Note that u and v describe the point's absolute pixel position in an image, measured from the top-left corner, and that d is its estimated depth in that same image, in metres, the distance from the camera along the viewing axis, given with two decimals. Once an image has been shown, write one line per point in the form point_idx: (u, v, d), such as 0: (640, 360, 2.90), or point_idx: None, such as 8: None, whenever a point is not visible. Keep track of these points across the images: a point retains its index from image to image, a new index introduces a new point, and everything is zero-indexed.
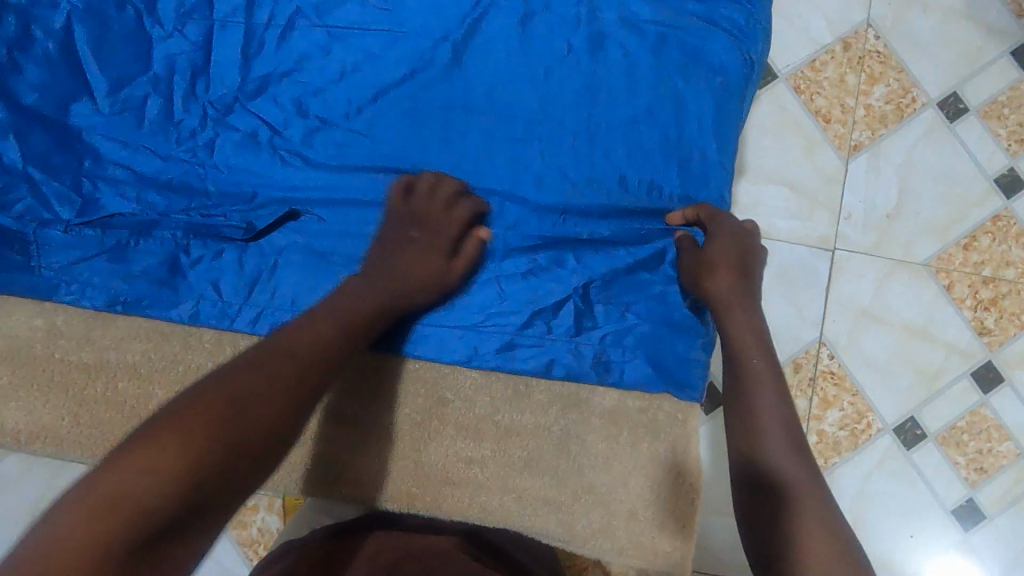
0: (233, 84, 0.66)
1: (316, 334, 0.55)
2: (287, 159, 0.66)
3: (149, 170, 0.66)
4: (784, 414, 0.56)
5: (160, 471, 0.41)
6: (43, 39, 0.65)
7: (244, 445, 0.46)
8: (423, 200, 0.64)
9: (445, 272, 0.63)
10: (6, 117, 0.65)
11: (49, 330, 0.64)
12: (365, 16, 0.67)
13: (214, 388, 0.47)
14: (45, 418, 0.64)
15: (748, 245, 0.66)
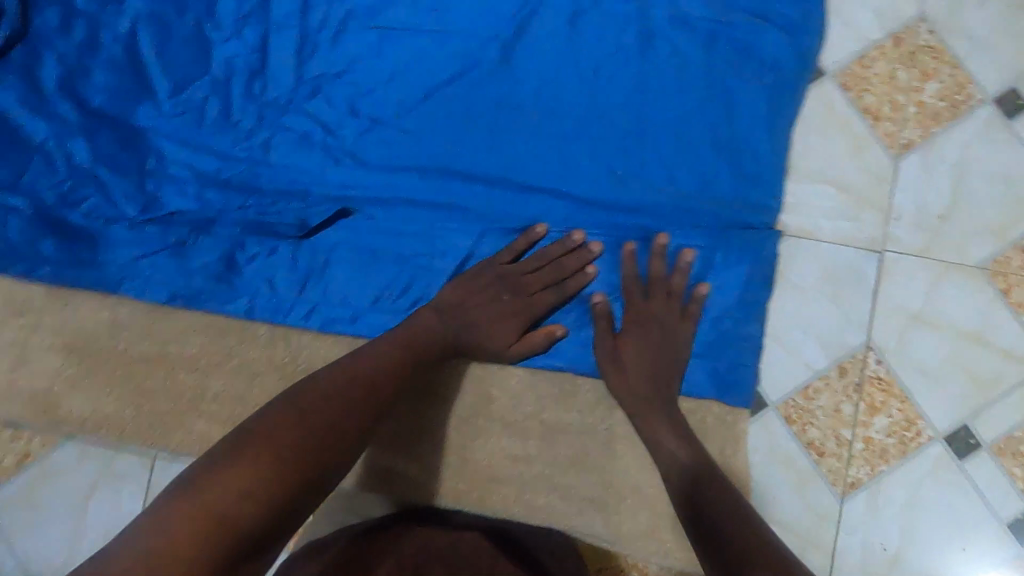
0: (288, 85, 0.68)
1: (388, 365, 0.58)
2: (340, 159, 0.68)
3: (209, 169, 0.68)
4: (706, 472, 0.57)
5: (259, 490, 0.45)
6: (110, 44, 0.69)
7: (327, 465, 0.49)
8: (528, 268, 0.64)
9: (503, 349, 0.64)
10: (77, 118, 0.68)
11: (114, 323, 0.67)
12: (415, 17, 0.68)
13: (303, 405, 0.52)
14: (109, 407, 0.67)
15: (672, 333, 0.63)
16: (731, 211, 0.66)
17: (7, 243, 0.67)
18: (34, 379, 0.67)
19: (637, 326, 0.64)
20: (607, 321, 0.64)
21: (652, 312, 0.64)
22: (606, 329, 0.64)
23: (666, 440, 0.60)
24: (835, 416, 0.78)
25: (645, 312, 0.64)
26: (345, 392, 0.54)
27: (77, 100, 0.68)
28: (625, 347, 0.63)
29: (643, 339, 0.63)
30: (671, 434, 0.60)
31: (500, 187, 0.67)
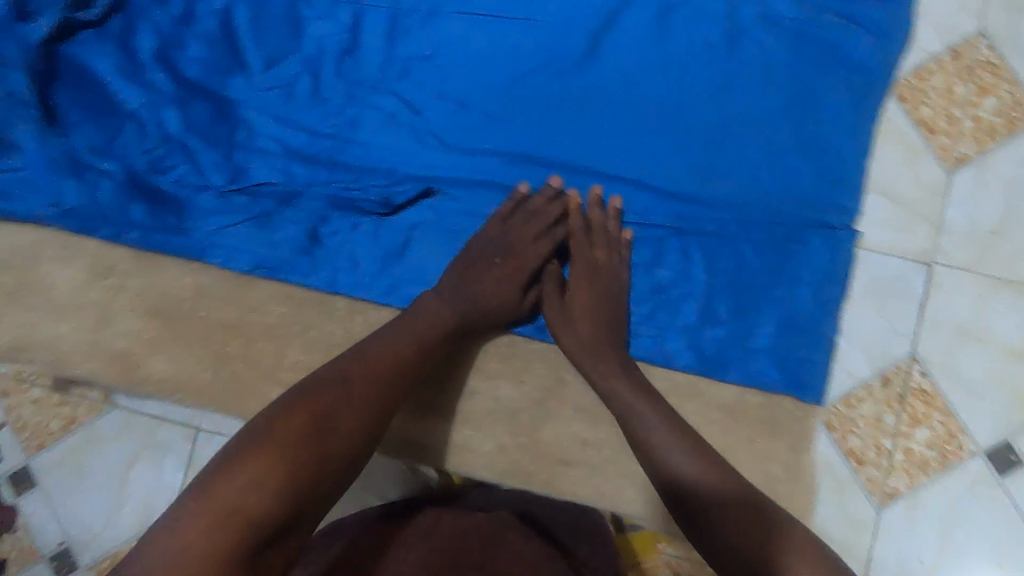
0: (378, 65, 0.69)
1: (394, 353, 0.56)
2: (426, 140, 0.69)
3: (296, 144, 0.69)
4: (700, 464, 0.52)
5: (267, 485, 0.43)
6: (206, 18, 0.70)
7: (332, 452, 0.47)
8: (517, 231, 0.65)
9: (516, 306, 0.64)
10: (171, 88, 0.70)
11: (197, 290, 0.69)
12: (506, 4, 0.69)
13: (308, 394, 0.49)
14: (189, 370, 0.68)
15: (614, 278, 0.64)
16: (811, 210, 0.66)
17: (95, 206, 0.69)
18: (117, 340, 0.69)
19: (580, 269, 0.64)
20: (556, 282, 0.65)
21: (597, 259, 0.64)
22: (555, 289, 0.65)
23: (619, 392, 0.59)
24: (876, 425, 0.76)
25: (591, 260, 0.64)
26: (348, 380, 0.52)
27: (171, 69, 0.70)
28: (576, 295, 0.63)
29: (608, 294, 0.64)
30: (627, 385, 0.59)
31: (582, 175, 0.68)
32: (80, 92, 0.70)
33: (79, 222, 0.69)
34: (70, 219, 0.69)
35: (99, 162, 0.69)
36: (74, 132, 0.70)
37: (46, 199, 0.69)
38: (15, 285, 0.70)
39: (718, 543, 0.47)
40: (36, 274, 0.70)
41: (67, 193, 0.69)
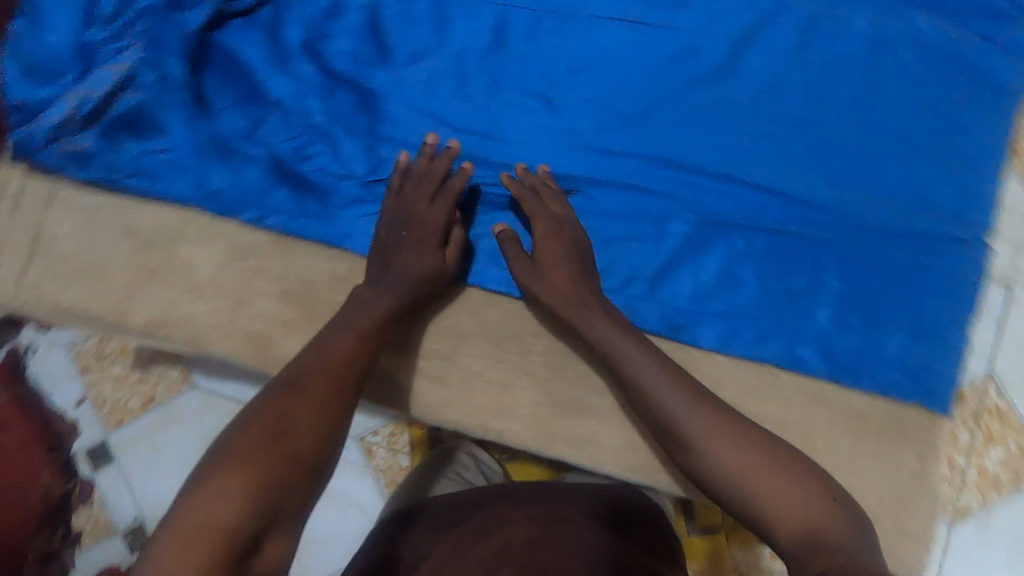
0: (520, 64, 0.71)
1: (332, 347, 0.55)
2: (564, 139, 0.70)
3: (436, 137, 0.71)
4: (681, 403, 0.54)
5: (232, 495, 0.42)
6: (352, 11, 0.73)
7: (297, 448, 0.46)
8: (414, 194, 0.66)
9: (443, 261, 0.66)
10: (317, 78, 0.72)
11: (334, 277, 0.71)
12: (648, 10, 0.71)
13: (267, 406, 0.48)
14: None
15: (578, 232, 0.66)
16: (945, 222, 0.67)
17: (239, 189, 0.71)
18: (255, 321, 0.72)
19: (541, 226, 0.66)
20: (513, 245, 0.67)
21: (557, 213, 0.66)
22: (516, 251, 0.67)
23: (628, 350, 0.59)
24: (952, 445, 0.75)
25: (551, 218, 0.66)
26: (292, 379, 0.51)
27: (315, 60, 0.72)
28: (550, 265, 0.64)
29: (578, 260, 0.65)
30: (612, 330, 0.61)
31: (717, 178, 0.68)
32: (225, 78, 0.72)
33: (221, 204, 0.71)
34: (214, 201, 0.71)
35: (241, 148, 0.71)
36: (218, 116, 0.72)
37: (191, 181, 0.71)
38: (158, 265, 0.73)
39: (725, 481, 0.49)
40: (177, 255, 0.73)
41: (213, 176, 0.71)
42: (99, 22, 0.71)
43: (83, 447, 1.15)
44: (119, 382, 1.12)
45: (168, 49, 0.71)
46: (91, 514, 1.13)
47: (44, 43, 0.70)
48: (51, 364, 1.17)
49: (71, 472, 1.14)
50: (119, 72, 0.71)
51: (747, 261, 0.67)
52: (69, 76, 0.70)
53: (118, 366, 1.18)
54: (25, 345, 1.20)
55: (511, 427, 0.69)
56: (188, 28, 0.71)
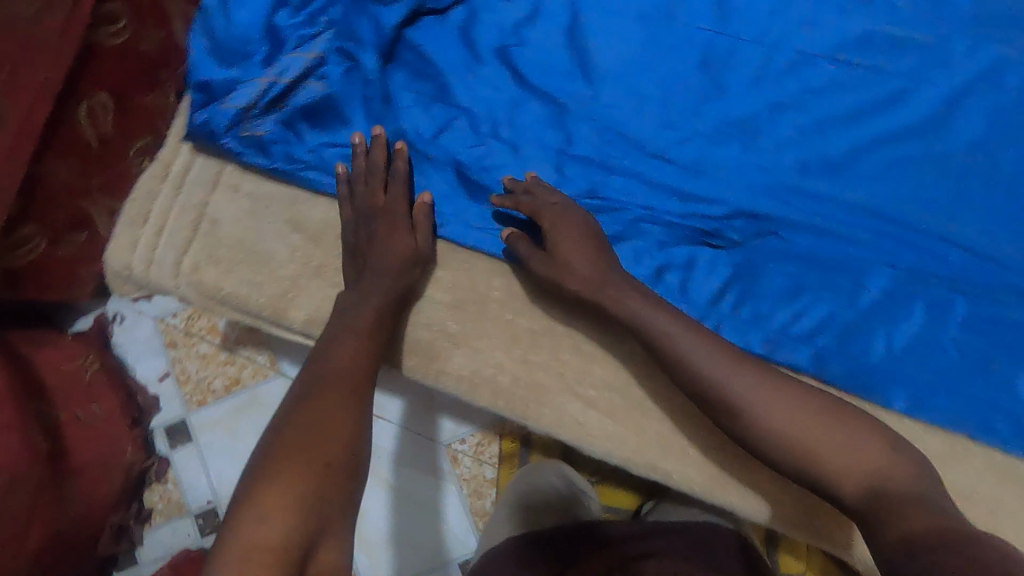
0: (723, 98, 0.73)
1: (347, 356, 0.65)
2: (768, 180, 0.71)
3: (622, 161, 0.73)
4: (728, 371, 0.64)
5: (270, 511, 0.52)
6: (551, 28, 0.76)
7: (324, 453, 0.57)
8: (367, 191, 0.74)
9: (415, 242, 0.73)
10: (512, 88, 0.75)
11: (506, 292, 0.76)
12: (859, 62, 0.74)
13: (284, 429, 0.58)
14: (491, 363, 0.74)
15: (577, 218, 0.70)
16: None
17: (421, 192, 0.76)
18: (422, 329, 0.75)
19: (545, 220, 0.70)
20: (524, 243, 0.72)
21: (561, 205, 0.71)
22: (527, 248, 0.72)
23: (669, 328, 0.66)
24: None
25: (554, 215, 0.70)
26: (316, 393, 0.61)
27: (506, 67, 0.76)
28: (568, 253, 0.69)
29: (595, 246, 0.70)
30: (643, 304, 0.67)
31: (923, 237, 0.70)
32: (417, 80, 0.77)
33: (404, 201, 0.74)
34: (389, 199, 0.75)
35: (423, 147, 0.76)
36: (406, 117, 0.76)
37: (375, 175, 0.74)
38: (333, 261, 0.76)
39: (776, 440, 0.62)
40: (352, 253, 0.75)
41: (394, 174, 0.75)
42: (291, 15, 0.76)
43: (161, 426, 1.20)
44: (205, 360, 1.21)
45: (352, 41, 0.76)
46: (166, 492, 1.19)
47: (240, 27, 0.75)
48: (135, 336, 1.22)
49: (149, 447, 1.18)
50: (307, 63, 0.75)
51: (947, 324, 0.69)
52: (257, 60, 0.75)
53: (200, 346, 1.21)
54: (111, 316, 1.22)
55: (681, 470, 0.72)
56: (380, 28, 0.76)
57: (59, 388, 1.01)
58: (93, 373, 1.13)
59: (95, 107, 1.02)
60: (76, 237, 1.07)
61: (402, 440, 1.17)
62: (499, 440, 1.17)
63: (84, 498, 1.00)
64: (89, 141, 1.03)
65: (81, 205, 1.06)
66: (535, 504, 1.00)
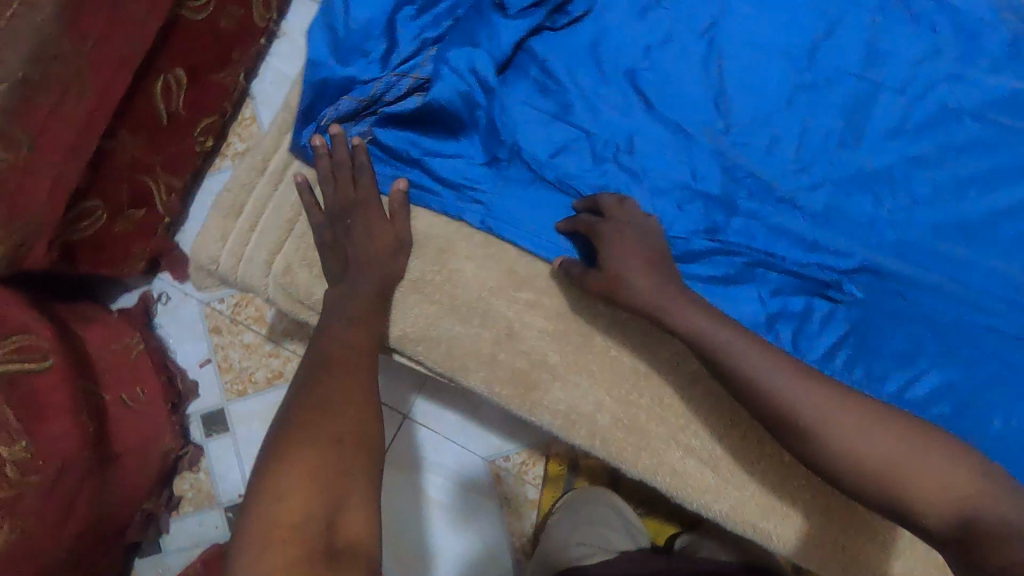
0: (857, 146, 0.72)
1: (347, 339, 0.65)
2: (894, 238, 0.70)
3: (745, 202, 0.71)
4: (787, 381, 0.62)
5: (290, 494, 0.54)
6: (682, 55, 0.74)
7: (336, 434, 0.58)
8: (336, 184, 0.72)
9: (400, 230, 0.72)
10: (639, 113, 0.74)
11: (612, 327, 0.71)
12: (1005, 126, 0.72)
13: (298, 416, 0.59)
14: (589, 404, 0.69)
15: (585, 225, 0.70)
16: None
17: (527, 213, 0.73)
18: (517, 356, 0.71)
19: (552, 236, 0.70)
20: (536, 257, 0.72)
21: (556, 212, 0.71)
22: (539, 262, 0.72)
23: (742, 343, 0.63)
24: None
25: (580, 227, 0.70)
26: (319, 376, 0.62)
27: (632, 90, 0.74)
28: (623, 257, 0.66)
29: (645, 245, 0.67)
30: (700, 314, 0.65)
31: None
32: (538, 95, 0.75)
33: (515, 223, 0.73)
34: (495, 219, 0.73)
35: (537, 170, 0.74)
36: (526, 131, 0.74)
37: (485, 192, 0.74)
38: (433, 274, 0.72)
39: (842, 455, 0.60)
40: (453, 269, 0.72)
41: (505, 193, 0.74)
42: (408, 23, 0.75)
43: (198, 412, 1.16)
44: (248, 350, 1.17)
45: (467, 56, 0.72)
46: (197, 482, 1.15)
47: (357, 26, 0.74)
48: (180, 319, 1.17)
49: (185, 433, 1.14)
50: (418, 75, 0.73)
51: None
52: (368, 64, 0.72)
53: (245, 335, 1.17)
54: (156, 296, 1.17)
55: (776, 528, 0.69)
56: (499, 43, 0.73)
57: (109, 372, 0.98)
58: (138, 356, 1.06)
59: (170, 83, 0.99)
60: (134, 214, 1.04)
61: (445, 451, 1.13)
62: (545, 461, 1.13)
63: (123, 486, 0.97)
64: (158, 117, 0.99)
65: (144, 181, 1.03)
66: (588, 540, 0.99)
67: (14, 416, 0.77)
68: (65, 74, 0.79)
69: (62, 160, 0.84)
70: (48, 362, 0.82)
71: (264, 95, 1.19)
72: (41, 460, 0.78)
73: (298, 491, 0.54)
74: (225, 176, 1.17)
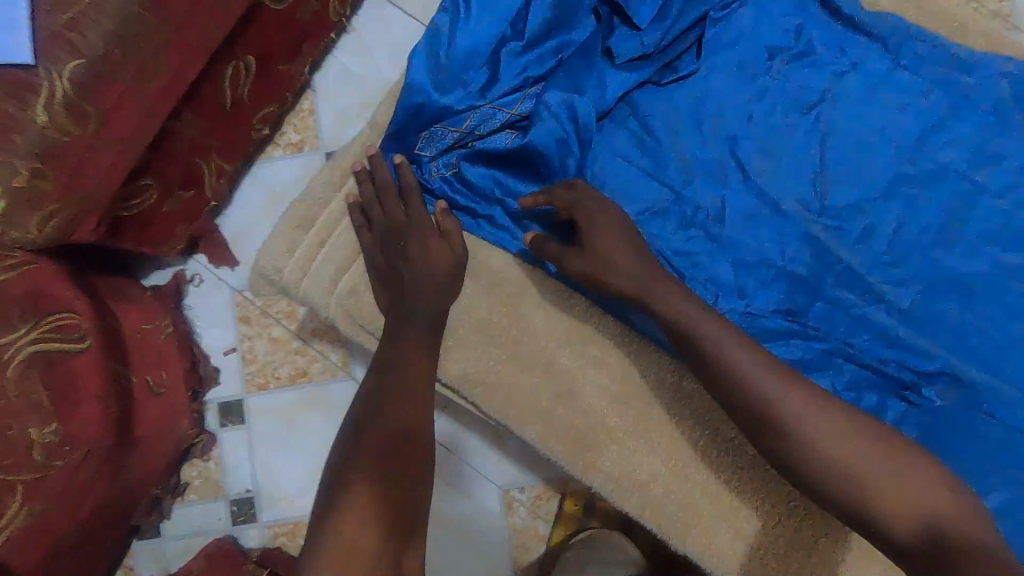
0: (951, 245, 0.73)
1: (410, 361, 0.69)
2: (976, 342, 0.71)
3: (830, 288, 0.73)
4: (771, 384, 0.64)
5: (357, 515, 0.58)
6: (784, 132, 0.77)
7: (394, 461, 0.62)
8: (386, 205, 0.77)
9: (449, 251, 0.75)
10: (738, 185, 0.76)
11: (679, 398, 0.76)
12: None
13: (362, 442, 0.62)
14: (644, 467, 0.75)
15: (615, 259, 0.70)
16: None
17: None
18: (576, 415, 0.76)
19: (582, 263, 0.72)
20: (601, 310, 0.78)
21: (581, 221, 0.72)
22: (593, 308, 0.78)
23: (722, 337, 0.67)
24: None
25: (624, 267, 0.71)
26: (380, 405, 0.65)
27: (732, 159, 0.77)
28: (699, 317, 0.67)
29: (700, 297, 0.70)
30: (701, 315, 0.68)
31: None
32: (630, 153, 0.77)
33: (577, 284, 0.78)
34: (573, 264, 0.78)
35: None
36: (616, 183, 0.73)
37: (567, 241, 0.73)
38: (502, 317, 0.78)
39: (812, 458, 0.62)
40: (520, 315, 0.78)
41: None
42: (513, 59, 0.78)
43: (216, 401, 1.12)
44: (275, 344, 1.13)
45: (564, 97, 0.76)
46: (205, 470, 1.11)
47: (459, 53, 0.78)
48: (208, 303, 1.14)
49: (201, 422, 1.10)
50: (515, 112, 0.78)
51: None
52: (466, 95, 0.77)
53: (274, 329, 1.14)
54: (189, 277, 1.14)
55: None
56: (603, 92, 0.77)
57: (136, 354, 0.95)
58: (166, 339, 1.04)
59: (239, 68, 0.95)
60: (182, 195, 1.01)
61: (457, 470, 1.09)
62: (560, 499, 1.08)
63: (138, 469, 0.95)
64: (223, 103, 0.97)
65: (195, 163, 0.99)
66: None
67: (51, 398, 0.75)
68: (147, 54, 0.76)
69: (122, 137, 0.80)
70: (85, 343, 0.82)
71: (326, 90, 1.15)
72: (69, 445, 0.77)
73: (370, 520, 0.58)
74: (276, 166, 1.15)
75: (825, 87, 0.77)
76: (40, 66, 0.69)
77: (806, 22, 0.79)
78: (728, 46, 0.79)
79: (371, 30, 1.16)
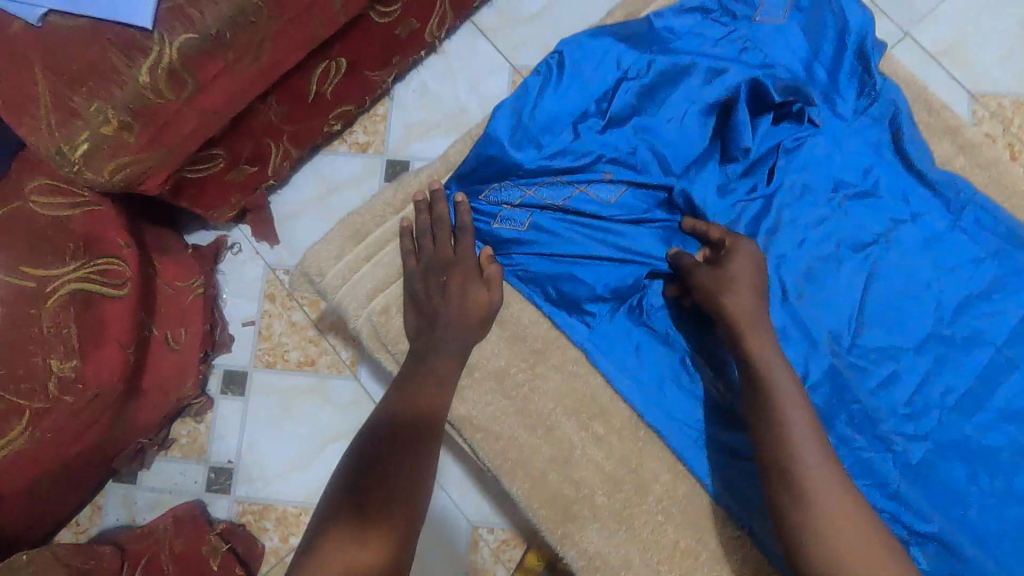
0: (971, 414, 0.74)
1: (426, 395, 0.78)
2: (974, 516, 0.72)
3: (842, 427, 0.74)
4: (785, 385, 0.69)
5: (351, 523, 0.65)
6: (830, 264, 0.79)
7: (388, 479, 0.69)
8: (437, 242, 0.85)
9: (487, 299, 0.83)
10: (777, 307, 0.78)
11: (667, 491, 0.81)
12: None
13: (368, 462, 0.71)
14: (619, 546, 0.81)
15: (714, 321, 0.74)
16: None
17: (630, 361, 0.83)
18: (566, 483, 0.82)
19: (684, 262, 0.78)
20: (610, 387, 0.83)
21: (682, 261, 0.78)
22: (605, 381, 0.84)
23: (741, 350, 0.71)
24: None
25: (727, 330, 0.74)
26: (390, 432, 0.73)
27: (775, 278, 0.79)
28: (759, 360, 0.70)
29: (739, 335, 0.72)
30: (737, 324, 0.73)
31: None
32: None
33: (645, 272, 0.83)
34: (599, 340, 0.83)
35: (641, 312, 0.83)
36: None
37: (701, 270, 0.76)
38: (519, 370, 0.86)
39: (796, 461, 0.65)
40: (537, 374, 0.85)
41: (613, 322, 0.83)
42: (591, 134, 0.84)
43: (223, 367, 1.15)
44: (293, 328, 1.15)
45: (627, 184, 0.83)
46: (196, 431, 1.13)
47: (540, 118, 0.84)
48: (241, 273, 1.17)
49: (203, 384, 1.12)
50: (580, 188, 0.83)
51: None
52: (537, 155, 0.83)
53: (295, 313, 1.15)
54: (230, 244, 1.17)
55: None
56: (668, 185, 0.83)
57: (164, 306, 0.98)
58: (194, 299, 1.06)
59: (331, 68, 0.99)
60: (246, 169, 1.04)
61: (432, 496, 1.05)
62: (525, 549, 1.04)
63: (138, 416, 0.98)
64: (306, 96, 1.01)
65: (267, 143, 1.03)
66: None
67: (77, 334, 0.79)
68: (252, 41, 0.79)
69: (212, 110, 0.83)
70: (123, 290, 0.85)
71: (402, 100, 1.19)
72: (81, 382, 0.80)
73: (358, 531, 0.64)
74: (338, 160, 1.19)
75: (880, 230, 0.81)
76: (156, 32, 0.74)
77: (876, 164, 0.83)
78: (796, 168, 0.83)
79: (460, 58, 1.20)
